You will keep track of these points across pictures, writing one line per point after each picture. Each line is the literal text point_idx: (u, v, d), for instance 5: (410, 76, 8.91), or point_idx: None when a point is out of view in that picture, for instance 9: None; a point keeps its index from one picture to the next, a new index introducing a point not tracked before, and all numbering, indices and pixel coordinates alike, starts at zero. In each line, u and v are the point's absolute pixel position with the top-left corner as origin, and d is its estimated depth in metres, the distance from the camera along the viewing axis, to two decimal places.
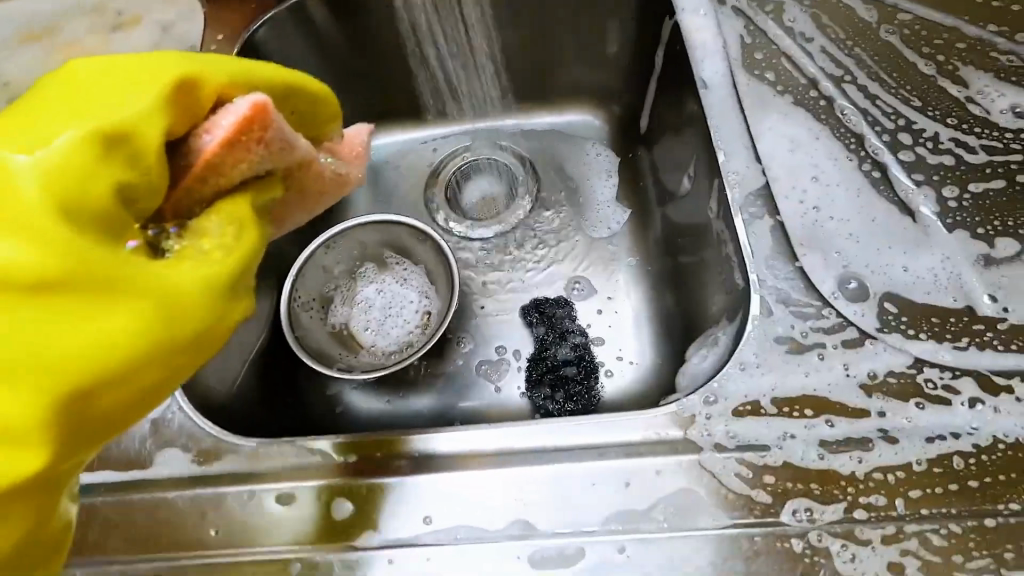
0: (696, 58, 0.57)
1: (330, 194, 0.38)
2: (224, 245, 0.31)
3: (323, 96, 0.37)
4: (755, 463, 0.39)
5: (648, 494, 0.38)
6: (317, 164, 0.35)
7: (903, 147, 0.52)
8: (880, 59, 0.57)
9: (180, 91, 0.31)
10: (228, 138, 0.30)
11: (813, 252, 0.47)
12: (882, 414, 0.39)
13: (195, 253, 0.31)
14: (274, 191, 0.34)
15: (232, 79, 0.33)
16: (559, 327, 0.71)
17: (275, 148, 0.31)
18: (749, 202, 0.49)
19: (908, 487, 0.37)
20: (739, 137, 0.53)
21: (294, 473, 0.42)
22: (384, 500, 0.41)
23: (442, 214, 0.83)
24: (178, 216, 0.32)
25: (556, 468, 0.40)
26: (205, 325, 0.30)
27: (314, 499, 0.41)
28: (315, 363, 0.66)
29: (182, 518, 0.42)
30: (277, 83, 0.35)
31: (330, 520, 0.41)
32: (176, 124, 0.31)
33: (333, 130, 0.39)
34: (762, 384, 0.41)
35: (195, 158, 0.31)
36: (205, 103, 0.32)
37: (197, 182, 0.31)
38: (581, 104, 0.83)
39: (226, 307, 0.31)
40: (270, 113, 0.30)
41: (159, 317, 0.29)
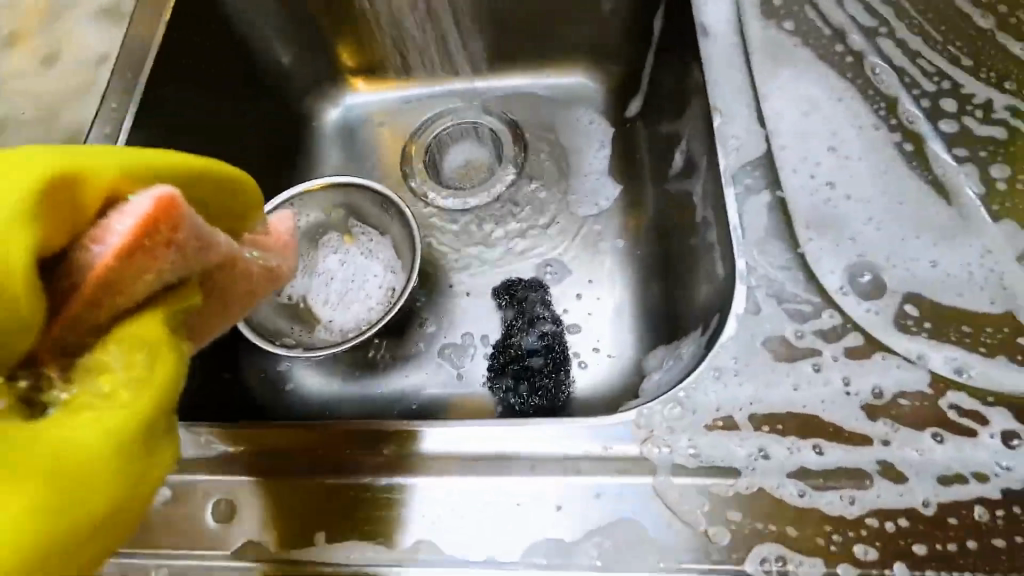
0: (698, 1, 0.48)
1: (258, 293, 0.33)
2: (132, 382, 0.25)
3: (240, 184, 0.32)
4: (720, 493, 0.31)
5: (582, 523, 0.31)
6: (238, 261, 0.30)
7: (945, 115, 0.42)
8: (925, 9, 0.46)
9: (57, 195, 0.24)
10: (125, 246, 0.24)
11: (819, 237, 0.38)
12: (887, 444, 0.31)
13: (91, 396, 0.24)
14: (192, 300, 0.28)
15: (134, 169, 0.27)
16: (528, 313, 0.64)
17: (187, 250, 0.26)
18: (745, 174, 0.41)
19: (912, 539, 0.29)
20: (742, 96, 0.44)
21: (177, 465, 0.36)
22: (274, 506, 0.34)
23: (418, 181, 0.75)
24: (61, 356, 0.25)
25: (476, 480, 0.33)
26: (122, 490, 0.24)
27: (194, 498, 0.35)
28: (260, 341, 0.60)
29: None
30: (182, 172, 0.29)
31: (207, 525, 0.34)
32: (52, 238, 0.24)
33: (257, 224, 0.34)
34: (738, 396, 0.33)
35: (85, 274, 0.25)
36: (94, 210, 0.25)
37: (87, 305, 0.25)
38: (577, 64, 0.74)
39: (144, 465, 0.24)
40: (180, 209, 0.25)
41: (56, 496, 0.22)
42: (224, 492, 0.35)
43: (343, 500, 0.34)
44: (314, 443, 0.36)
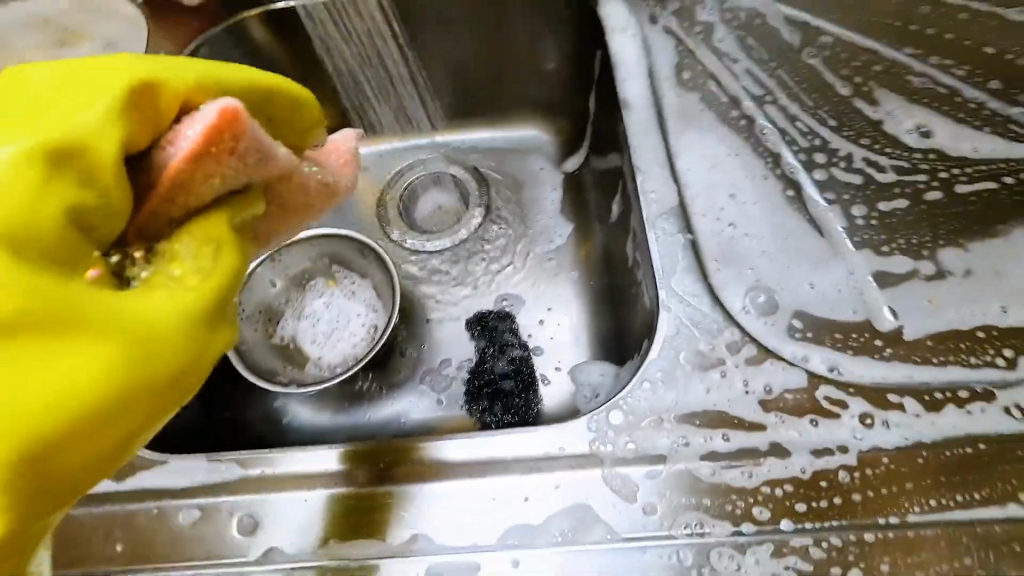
0: (622, 78, 0.59)
1: (315, 206, 0.39)
2: (199, 269, 0.32)
3: (303, 101, 0.39)
4: (652, 477, 0.39)
5: (546, 509, 0.39)
6: (296, 175, 0.36)
7: (817, 166, 0.54)
8: (800, 81, 0.58)
9: (144, 98, 0.32)
10: (194, 149, 0.30)
11: (725, 268, 0.48)
12: (775, 429, 0.40)
13: (168, 277, 0.32)
14: (253, 201, 0.35)
15: (200, 83, 0.34)
16: (499, 340, 0.72)
17: (246, 158, 0.32)
18: (664, 220, 0.50)
19: (795, 499, 0.37)
20: (660, 156, 0.54)
21: (204, 490, 0.42)
22: (290, 516, 0.41)
23: (394, 227, 0.83)
24: (152, 232, 0.33)
25: (459, 483, 0.40)
26: (188, 354, 0.31)
27: (221, 516, 0.41)
28: (260, 380, 0.66)
29: (87, 536, 0.42)
30: (251, 88, 0.37)
31: (234, 538, 0.41)
32: (140, 136, 0.32)
33: (316, 136, 0.40)
34: (664, 400, 0.42)
35: (164, 174, 0.31)
36: (171, 114, 0.33)
37: (167, 201, 0.32)
38: (530, 119, 0.84)
39: (206, 336, 0.32)
40: (241, 120, 0.30)
41: (137, 352, 0.30)
42: (245, 510, 0.41)
43: (383, 513, 0.41)
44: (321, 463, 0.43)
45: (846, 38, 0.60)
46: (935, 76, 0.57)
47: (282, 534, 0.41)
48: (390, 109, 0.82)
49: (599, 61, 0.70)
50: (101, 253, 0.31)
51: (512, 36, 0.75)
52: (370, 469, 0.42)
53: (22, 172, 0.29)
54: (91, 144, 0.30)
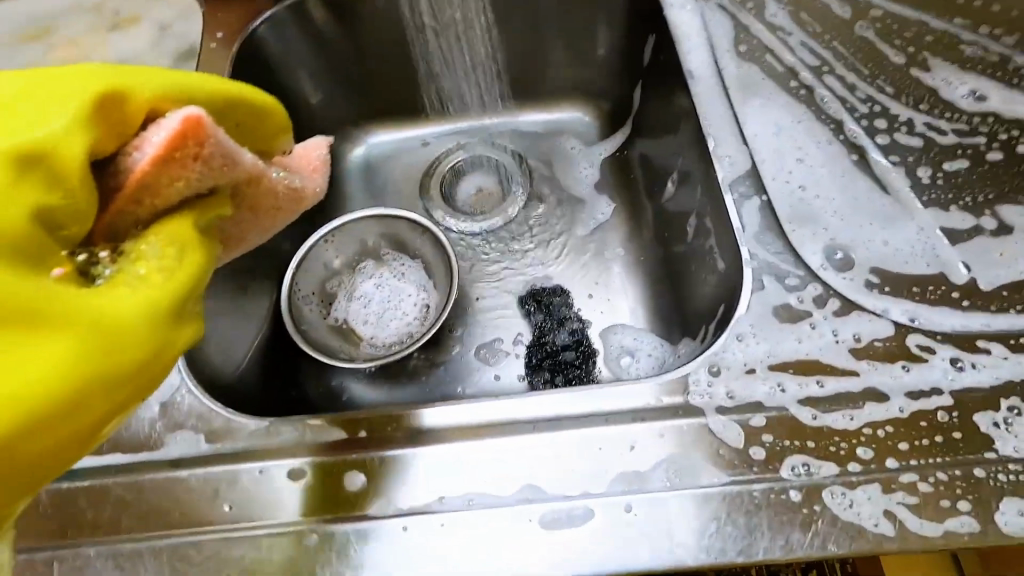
0: (682, 52, 0.60)
1: (284, 209, 0.41)
2: (165, 268, 0.32)
3: (269, 109, 0.39)
4: (755, 423, 0.40)
5: (652, 455, 0.40)
6: (264, 180, 0.38)
7: (879, 132, 0.55)
8: (855, 52, 0.60)
9: (105, 105, 0.32)
10: (161, 154, 0.31)
11: (800, 228, 0.49)
12: (870, 375, 0.42)
13: (133, 275, 0.31)
14: (213, 206, 0.35)
15: (166, 92, 0.34)
16: (556, 314, 0.73)
17: (212, 164, 0.33)
18: (738, 184, 0.52)
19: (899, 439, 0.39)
20: (727, 124, 0.55)
21: (309, 449, 0.43)
22: (398, 472, 0.41)
23: (439, 210, 0.84)
24: (115, 235, 0.33)
25: (563, 436, 0.41)
26: (150, 350, 0.31)
27: (327, 474, 0.42)
28: (322, 356, 0.67)
29: (193, 496, 0.42)
30: (217, 97, 0.36)
31: (344, 494, 0.41)
32: (102, 142, 0.32)
33: (284, 144, 0.42)
34: (758, 351, 0.43)
35: (126, 178, 0.32)
36: (136, 121, 0.33)
37: (131, 204, 0.32)
38: (572, 101, 0.85)
39: (172, 332, 0.32)
40: (206, 128, 0.32)
41: (96, 347, 0.29)
42: (353, 467, 0.42)
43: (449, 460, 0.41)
44: (412, 425, 0.43)
45: (897, 11, 0.62)
46: (985, 45, 0.59)
47: (390, 491, 0.41)
48: (438, 93, 0.83)
49: (652, 46, 0.72)
50: (67, 252, 0.31)
51: (560, 18, 0.77)
52: (470, 427, 0.43)
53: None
54: (55, 148, 0.30)
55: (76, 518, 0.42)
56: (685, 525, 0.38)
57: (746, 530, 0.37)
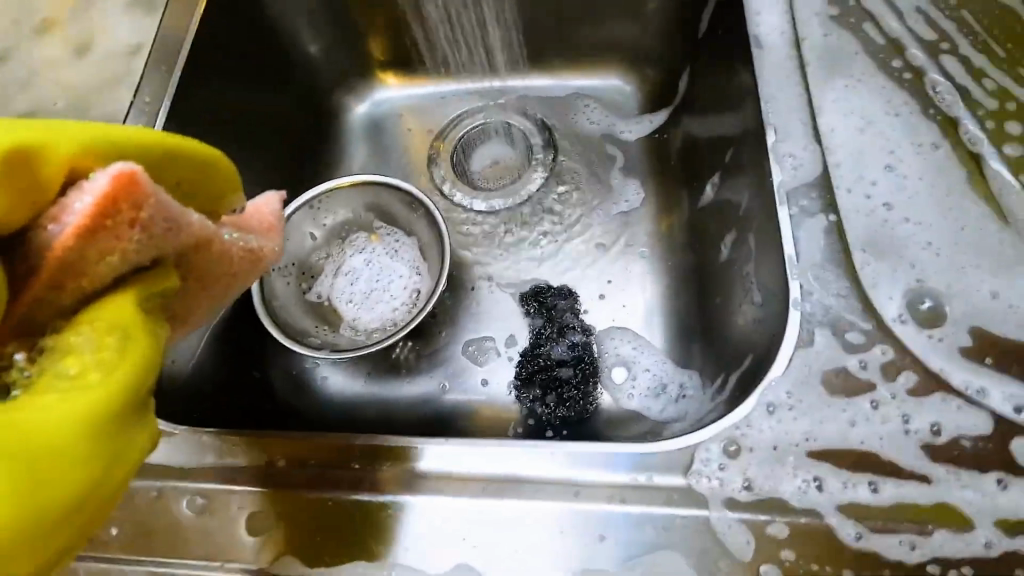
0: (749, 12, 0.47)
1: (241, 275, 0.32)
2: (100, 364, 0.23)
3: (217, 163, 0.30)
4: (773, 532, 0.30)
5: (628, 552, 0.31)
6: (218, 242, 0.29)
7: (1009, 138, 0.41)
8: (990, 25, 0.44)
9: (11, 172, 0.23)
10: (85, 224, 0.24)
11: (876, 263, 0.37)
12: (950, 488, 0.30)
13: (57, 378, 0.23)
14: (164, 282, 0.27)
15: (88, 146, 0.25)
16: (557, 321, 0.63)
17: (154, 230, 0.25)
18: (799, 195, 0.39)
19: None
20: (796, 112, 0.42)
21: (214, 473, 0.36)
22: (312, 520, 0.34)
23: (446, 181, 0.74)
24: (27, 330, 0.25)
25: (519, 507, 0.32)
26: (92, 474, 0.23)
27: (226, 509, 0.35)
28: (288, 341, 0.59)
29: None
30: (148, 146, 0.27)
31: (244, 539, 0.34)
32: (8, 217, 0.23)
33: (235, 203, 0.32)
34: (792, 430, 0.32)
35: (42, 258, 0.24)
36: (53, 185, 0.24)
37: (51, 288, 0.24)
38: (611, 66, 0.72)
39: (119, 441, 0.24)
40: (141, 185, 0.24)
41: (24, 478, 0.22)
42: (259, 505, 0.34)
43: (351, 514, 0.34)
44: (336, 461, 0.36)
45: None
46: None
47: (296, 542, 0.33)
48: (455, 43, 0.71)
49: (711, 14, 0.59)
50: None
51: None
52: (405, 472, 0.34)
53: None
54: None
55: None
56: None
57: None
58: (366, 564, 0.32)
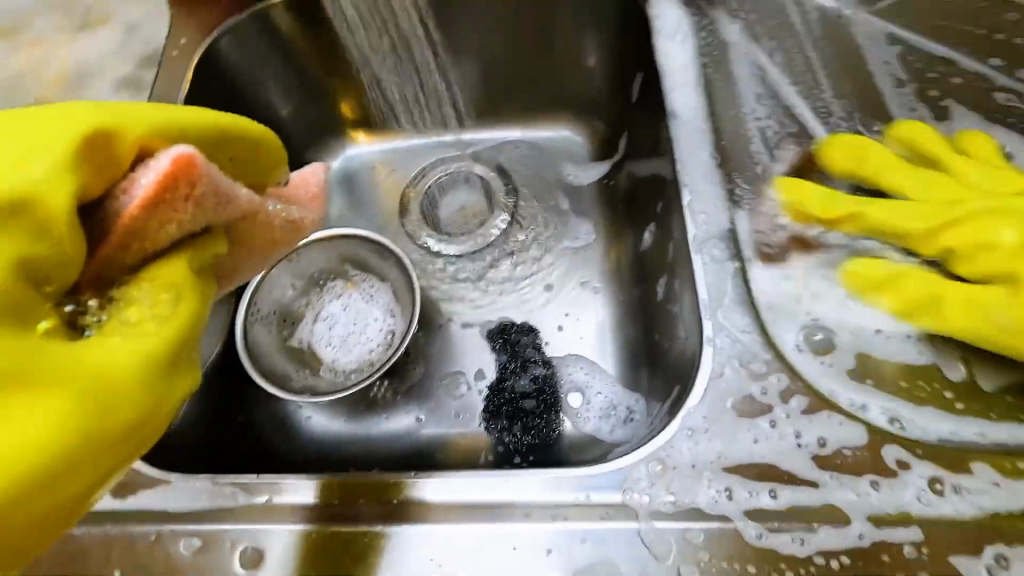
0: (668, 85, 0.54)
1: (282, 243, 0.37)
2: (157, 315, 0.29)
3: (263, 140, 0.36)
4: (691, 538, 0.36)
5: (571, 563, 0.36)
6: (261, 213, 0.34)
7: (883, 189, 0.48)
8: (864, 95, 0.53)
9: (96, 146, 0.29)
10: (149, 198, 0.28)
11: (776, 301, 0.44)
12: (833, 490, 0.36)
13: (123, 323, 0.29)
14: (210, 244, 0.32)
15: (159, 127, 0.31)
16: (520, 356, 0.69)
17: (204, 204, 0.29)
18: (711, 245, 0.46)
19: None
20: (707, 173, 0.50)
21: (208, 515, 0.40)
22: (298, 553, 0.38)
23: (415, 228, 0.80)
24: (99, 284, 0.30)
25: (480, 530, 0.38)
26: (147, 406, 0.28)
27: (221, 547, 0.39)
28: (272, 386, 0.64)
29: (87, 559, 0.40)
30: (207, 130, 0.33)
31: (239, 572, 0.38)
32: (91, 184, 0.29)
33: (278, 175, 0.37)
34: (707, 449, 0.38)
35: (115, 223, 0.29)
36: (126, 161, 0.30)
37: (119, 250, 0.29)
38: (563, 119, 0.80)
39: (168, 382, 0.29)
40: (196, 167, 0.28)
41: (92, 407, 0.26)
42: (250, 542, 0.39)
43: (357, 549, 0.38)
44: (318, 498, 0.40)
45: (919, 46, 0.55)
46: (1019, 90, 0.51)
47: (286, 573, 0.38)
48: (421, 103, 0.78)
49: (640, 84, 0.67)
50: (52, 303, 0.28)
51: (549, 31, 0.71)
52: (381, 501, 0.40)
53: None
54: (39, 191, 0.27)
55: None
56: None
57: None
58: None
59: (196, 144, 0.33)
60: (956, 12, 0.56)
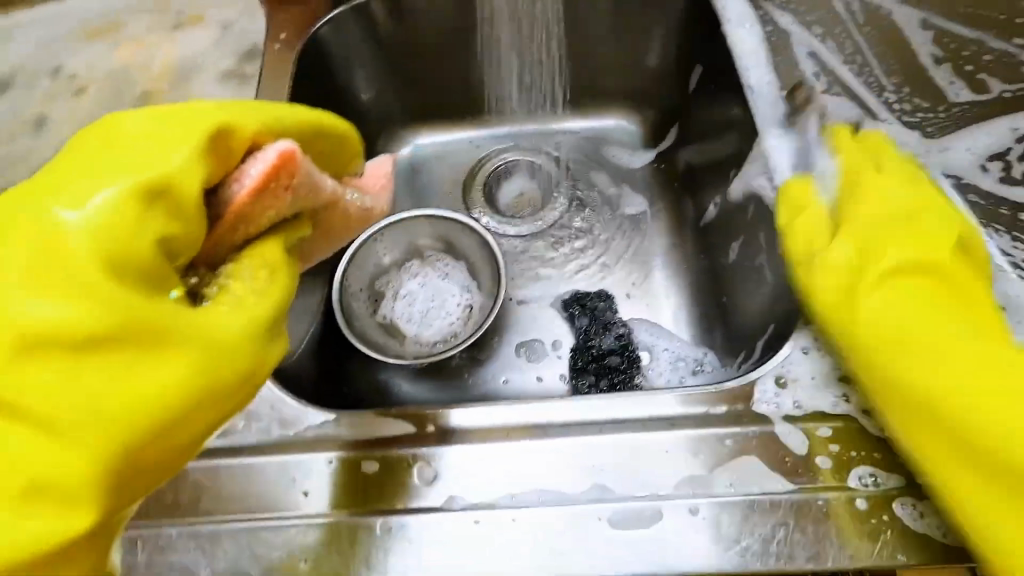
0: (742, 67, 0.61)
1: (349, 228, 0.45)
2: (258, 291, 0.37)
3: (347, 137, 0.46)
4: (820, 434, 0.42)
5: (719, 461, 0.41)
6: (339, 202, 0.42)
7: (938, 152, 0.56)
8: (912, 72, 0.61)
9: (217, 142, 0.36)
10: (257, 185, 0.36)
11: (854, 246, 0.50)
12: None
13: (231, 295, 0.36)
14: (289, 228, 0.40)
15: (262, 127, 0.39)
16: (601, 318, 0.74)
17: (299, 191, 0.38)
18: (798, 199, 0.53)
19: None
20: (785, 140, 0.57)
21: (380, 441, 0.45)
22: (469, 467, 0.43)
23: (482, 212, 0.85)
24: (213, 258, 0.38)
25: (636, 440, 0.42)
26: (247, 366, 0.35)
27: (398, 466, 0.44)
28: (374, 353, 0.69)
29: (270, 483, 0.43)
30: (300, 126, 0.42)
31: (418, 484, 0.42)
32: (212, 173, 0.36)
33: (355, 166, 0.49)
34: (821, 364, 0.45)
35: (227, 208, 0.36)
36: (237, 155, 0.37)
37: (230, 230, 0.37)
38: (617, 109, 0.86)
39: (261, 349, 0.36)
40: (296, 159, 0.37)
41: (207, 365, 0.34)
42: (423, 460, 0.43)
43: (514, 460, 0.42)
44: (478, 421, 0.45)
45: (955, 29, 0.63)
46: None
47: (460, 486, 0.42)
48: (488, 96, 0.84)
49: (698, 76, 0.74)
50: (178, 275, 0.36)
51: (611, 27, 0.77)
52: (540, 421, 0.44)
53: (106, 206, 0.32)
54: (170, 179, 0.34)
55: (155, 500, 0.43)
56: (751, 529, 0.39)
57: (814, 538, 0.39)
58: (522, 492, 0.41)
59: (293, 139, 0.41)
60: None
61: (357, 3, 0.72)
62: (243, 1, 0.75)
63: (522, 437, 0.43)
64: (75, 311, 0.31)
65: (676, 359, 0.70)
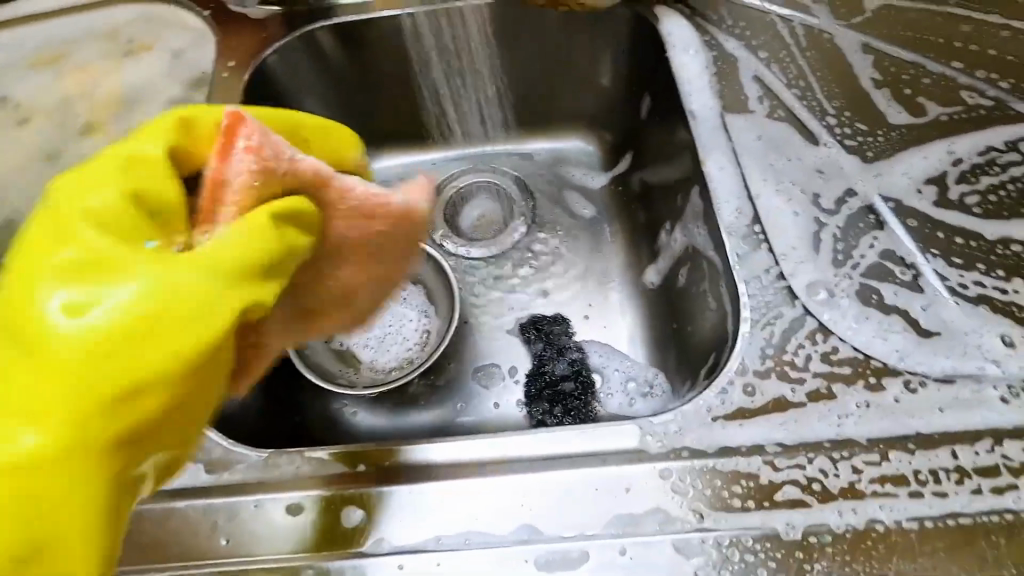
0: (685, 92, 0.62)
1: (367, 208, 0.41)
2: (245, 238, 0.34)
3: (330, 125, 0.47)
4: (749, 471, 0.41)
5: (649, 499, 0.40)
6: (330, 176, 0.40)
7: (879, 175, 0.56)
8: (853, 95, 0.62)
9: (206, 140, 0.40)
10: (221, 147, 0.36)
11: (795, 271, 0.50)
12: (874, 425, 0.42)
13: (219, 247, 0.33)
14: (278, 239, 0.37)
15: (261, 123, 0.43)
16: (556, 343, 0.73)
17: (263, 153, 0.36)
18: (739, 224, 0.53)
19: (879, 491, 0.40)
20: (727, 165, 0.57)
21: (308, 482, 0.43)
22: (396, 508, 0.42)
23: (442, 236, 0.84)
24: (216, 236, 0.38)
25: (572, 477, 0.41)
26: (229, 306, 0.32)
27: (325, 507, 0.42)
28: (328, 384, 0.68)
29: (192, 530, 0.42)
30: (288, 120, 0.45)
31: (344, 528, 0.41)
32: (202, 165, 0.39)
33: (347, 156, 0.47)
34: (755, 395, 0.44)
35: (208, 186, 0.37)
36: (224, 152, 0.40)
37: (215, 204, 0.37)
38: (576, 130, 0.86)
39: (247, 292, 0.33)
40: (243, 114, 0.37)
41: (187, 301, 0.31)
42: (352, 502, 0.42)
43: (440, 501, 0.41)
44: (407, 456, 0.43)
45: (892, 53, 0.64)
46: (981, 89, 0.60)
47: (385, 528, 0.41)
48: (439, 121, 0.84)
49: (648, 104, 0.75)
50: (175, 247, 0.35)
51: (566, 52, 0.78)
52: (475, 458, 0.43)
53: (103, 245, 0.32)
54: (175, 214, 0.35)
55: None
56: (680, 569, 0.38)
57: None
58: (448, 535, 0.40)
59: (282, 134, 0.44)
60: (918, 25, 0.66)
61: (306, 31, 0.72)
62: (192, 27, 0.74)
63: (454, 475, 0.42)
64: (68, 271, 0.32)
65: (633, 381, 0.70)
